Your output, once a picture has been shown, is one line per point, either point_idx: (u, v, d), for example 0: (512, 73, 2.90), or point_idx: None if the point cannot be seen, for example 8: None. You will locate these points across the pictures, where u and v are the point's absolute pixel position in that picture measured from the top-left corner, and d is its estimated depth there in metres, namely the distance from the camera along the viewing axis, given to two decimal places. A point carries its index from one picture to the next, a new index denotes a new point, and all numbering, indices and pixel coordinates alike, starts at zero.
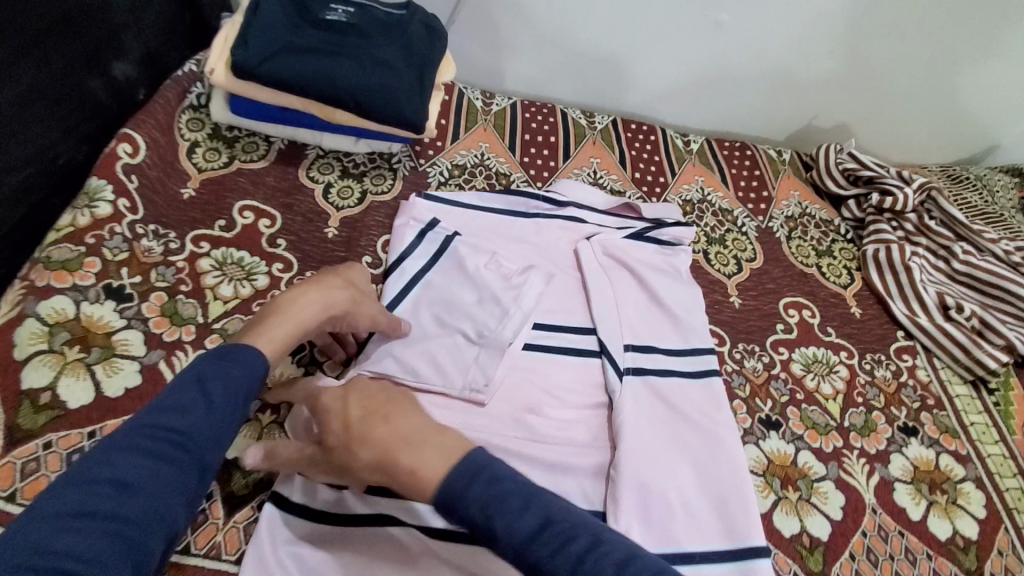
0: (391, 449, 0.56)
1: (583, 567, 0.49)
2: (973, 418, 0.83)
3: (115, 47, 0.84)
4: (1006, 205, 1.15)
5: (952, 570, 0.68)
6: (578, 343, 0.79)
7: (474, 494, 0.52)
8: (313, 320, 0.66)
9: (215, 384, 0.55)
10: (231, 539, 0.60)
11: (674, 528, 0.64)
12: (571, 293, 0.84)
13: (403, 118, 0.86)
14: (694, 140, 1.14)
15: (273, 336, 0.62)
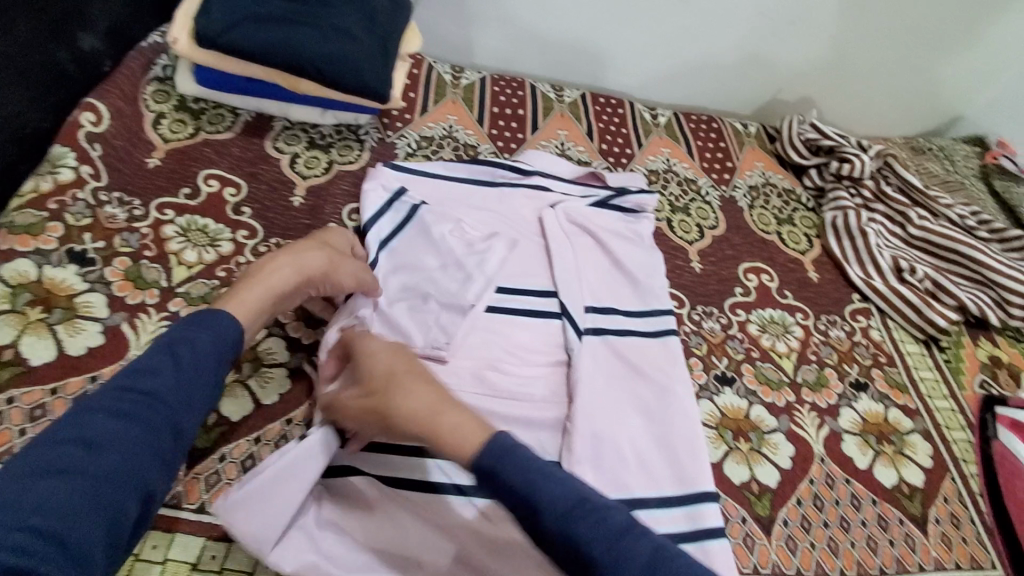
0: (433, 416, 0.56)
1: (621, 545, 0.49)
2: (923, 373, 0.86)
3: (80, 17, 0.84)
4: (967, 173, 1.18)
5: (896, 515, 0.71)
6: (541, 306, 0.79)
7: (514, 468, 0.52)
8: (290, 283, 0.66)
9: (187, 346, 0.55)
10: (192, 488, 0.60)
11: (626, 476, 0.66)
12: (535, 259, 0.84)
13: (365, 86, 0.88)
14: (662, 113, 1.16)
15: (247, 300, 0.62)
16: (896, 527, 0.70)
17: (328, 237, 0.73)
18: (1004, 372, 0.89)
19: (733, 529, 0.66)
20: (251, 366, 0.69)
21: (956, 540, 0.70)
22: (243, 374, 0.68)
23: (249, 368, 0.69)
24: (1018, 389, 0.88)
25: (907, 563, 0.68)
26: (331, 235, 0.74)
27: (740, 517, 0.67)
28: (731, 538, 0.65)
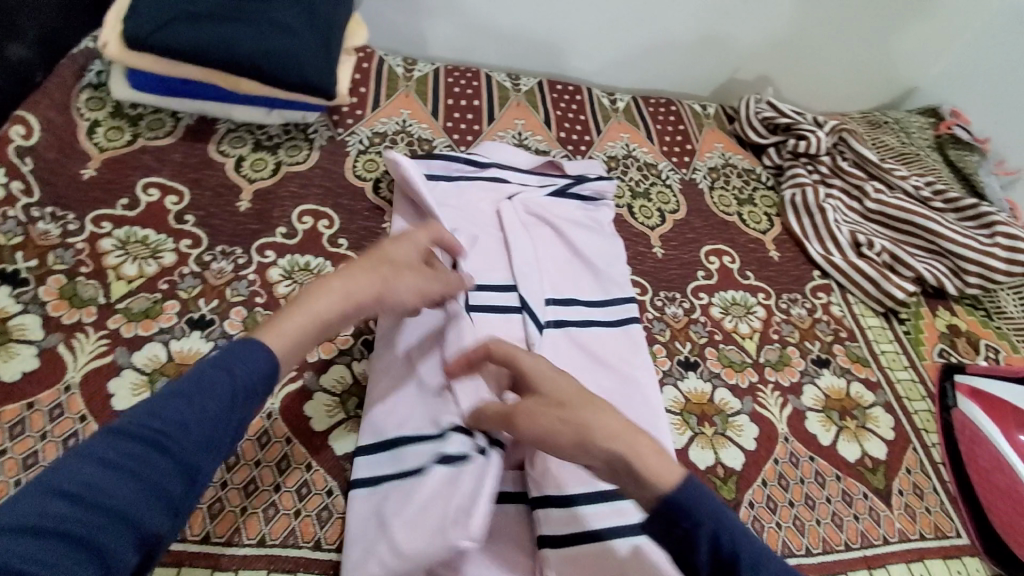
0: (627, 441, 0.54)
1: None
2: (883, 346, 0.86)
3: (10, 29, 0.78)
4: (922, 144, 1.19)
5: (860, 489, 0.71)
6: (503, 302, 0.76)
7: (711, 509, 0.52)
8: (337, 310, 0.59)
9: (211, 384, 0.49)
10: (223, 520, 0.55)
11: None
12: (495, 254, 0.80)
13: (309, 83, 0.85)
14: (620, 98, 1.14)
15: (283, 331, 0.56)
16: (861, 502, 0.70)
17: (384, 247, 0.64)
18: (962, 340, 0.90)
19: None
20: None
21: (920, 511, 0.71)
22: None
23: None
24: (977, 356, 0.89)
25: (871, 536, 0.67)
26: (388, 243, 0.65)
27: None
28: None
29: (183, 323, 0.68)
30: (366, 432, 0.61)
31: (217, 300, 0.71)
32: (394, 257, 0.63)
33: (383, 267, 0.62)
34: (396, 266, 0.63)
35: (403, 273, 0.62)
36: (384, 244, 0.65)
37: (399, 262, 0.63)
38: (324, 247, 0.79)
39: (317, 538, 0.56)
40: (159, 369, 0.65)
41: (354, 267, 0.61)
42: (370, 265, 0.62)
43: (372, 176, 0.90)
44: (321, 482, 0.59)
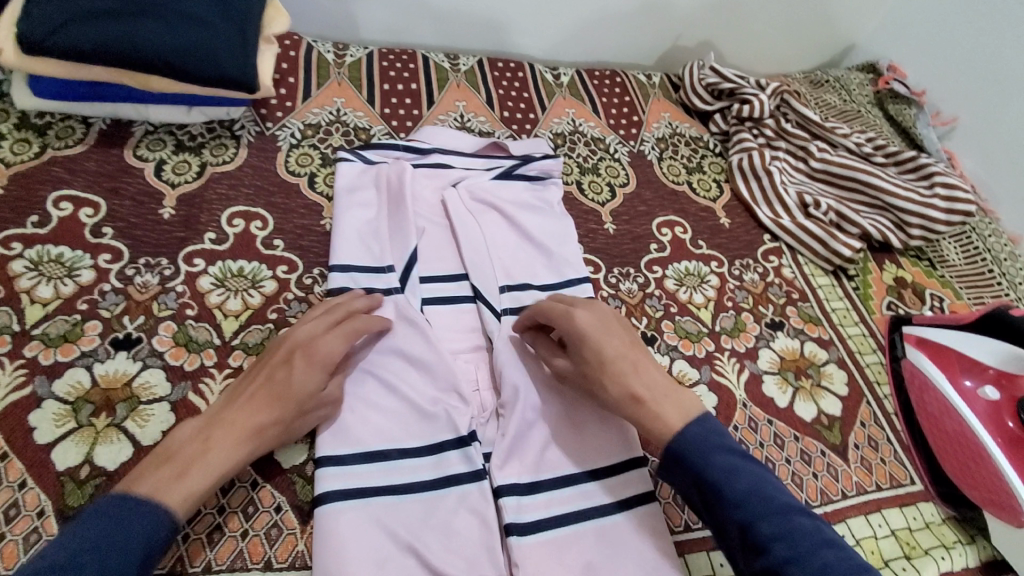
0: (643, 398, 0.59)
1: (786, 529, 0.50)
2: (834, 304, 0.88)
3: None
4: (863, 100, 1.20)
5: (818, 447, 0.72)
6: (454, 292, 0.73)
7: (699, 446, 0.56)
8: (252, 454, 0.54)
9: (101, 549, 0.43)
10: (194, 548, 0.52)
11: (551, 454, 0.62)
12: (443, 245, 0.77)
13: (228, 77, 0.79)
14: (563, 72, 1.12)
15: (190, 494, 0.49)
16: (819, 459, 0.71)
17: (299, 373, 0.56)
18: (909, 292, 0.92)
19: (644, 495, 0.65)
20: (128, 406, 0.60)
21: (876, 462, 0.72)
22: (117, 417, 0.59)
23: (124, 409, 0.60)
24: (923, 306, 0.91)
25: (831, 492, 0.68)
26: (302, 367, 0.57)
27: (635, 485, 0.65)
28: (661, 498, 0.65)
29: (107, 344, 0.63)
30: (340, 438, 0.58)
31: (144, 317, 0.66)
32: (311, 386, 0.56)
33: (300, 402, 0.56)
34: (313, 396, 0.57)
35: (321, 403, 0.57)
36: (298, 367, 0.57)
37: (318, 389, 0.57)
38: (257, 250, 0.75)
39: (268, 558, 0.53)
40: (83, 397, 0.60)
41: (268, 405, 0.55)
42: (282, 402, 0.55)
43: (306, 171, 0.85)
44: (268, 499, 0.56)
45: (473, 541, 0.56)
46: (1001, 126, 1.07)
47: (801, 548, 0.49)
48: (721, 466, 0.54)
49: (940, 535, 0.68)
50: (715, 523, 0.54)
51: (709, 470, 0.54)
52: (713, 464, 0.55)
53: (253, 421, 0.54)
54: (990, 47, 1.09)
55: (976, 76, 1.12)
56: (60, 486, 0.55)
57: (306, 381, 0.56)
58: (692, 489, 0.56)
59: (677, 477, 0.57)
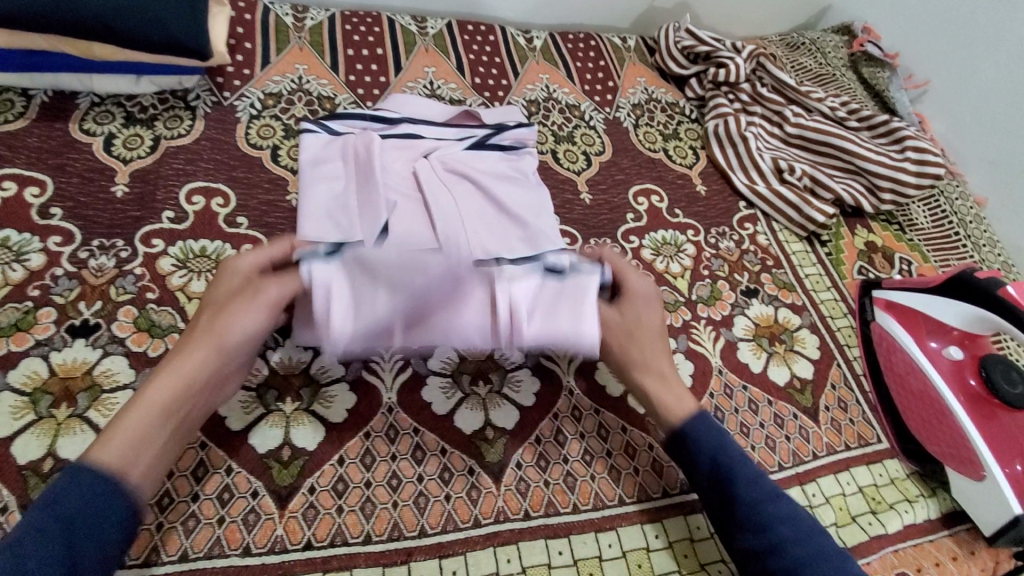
0: (667, 378, 0.63)
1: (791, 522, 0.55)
2: (807, 270, 0.89)
3: None
4: (837, 63, 1.20)
5: (791, 410, 0.73)
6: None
7: (713, 439, 0.60)
8: (185, 386, 0.51)
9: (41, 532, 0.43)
10: (170, 537, 0.51)
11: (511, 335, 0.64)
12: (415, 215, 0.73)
13: (178, 43, 0.74)
14: (536, 36, 1.08)
15: (122, 437, 0.48)
16: (791, 422, 0.72)
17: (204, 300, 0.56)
18: (879, 256, 0.93)
19: (618, 460, 0.64)
20: (91, 396, 0.57)
21: (845, 423, 0.74)
22: (79, 407, 0.57)
23: (87, 399, 0.57)
24: (892, 270, 0.93)
25: (802, 454, 0.70)
26: (217, 290, 0.56)
27: (606, 452, 0.64)
28: (638, 464, 0.64)
29: (63, 331, 0.60)
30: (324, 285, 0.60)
31: (101, 302, 0.63)
32: (217, 300, 0.56)
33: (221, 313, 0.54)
34: (220, 309, 0.55)
35: (245, 305, 0.55)
36: (212, 292, 0.56)
37: (226, 301, 0.56)
38: (220, 229, 0.71)
39: (247, 544, 0.52)
40: (41, 387, 0.57)
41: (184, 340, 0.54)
42: (195, 330, 0.54)
43: (268, 143, 0.81)
44: (245, 484, 0.55)
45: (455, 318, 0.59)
46: (972, 88, 1.08)
47: (807, 551, 0.54)
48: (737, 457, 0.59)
49: (905, 490, 0.71)
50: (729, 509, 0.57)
51: (729, 459, 0.59)
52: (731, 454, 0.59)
53: (180, 352, 0.53)
54: (960, 9, 1.08)
55: (945, 39, 1.11)
56: (22, 481, 0.52)
57: (212, 299, 0.56)
58: (702, 476, 0.59)
59: (688, 457, 0.60)
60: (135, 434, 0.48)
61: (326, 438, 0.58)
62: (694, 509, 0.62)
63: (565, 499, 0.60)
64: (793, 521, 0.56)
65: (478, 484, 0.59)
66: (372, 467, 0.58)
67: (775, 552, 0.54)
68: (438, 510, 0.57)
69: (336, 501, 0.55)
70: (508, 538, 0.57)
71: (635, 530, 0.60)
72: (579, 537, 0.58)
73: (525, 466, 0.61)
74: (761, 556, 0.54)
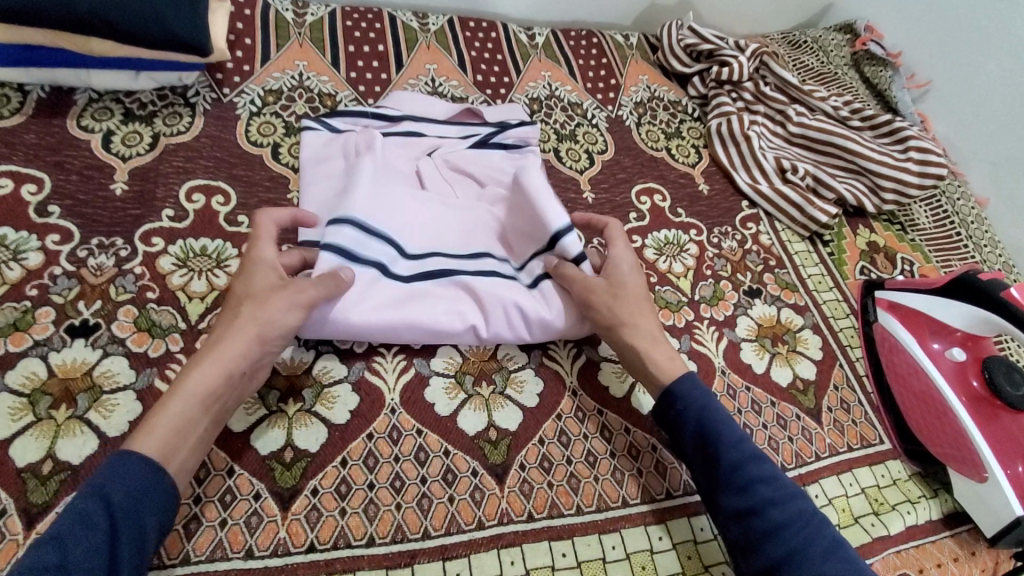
0: (655, 339, 0.64)
1: (775, 485, 0.56)
2: (810, 270, 0.89)
3: None
4: (839, 62, 1.20)
5: (794, 411, 0.73)
6: (444, 266, 0.68)
7: (697, 399, 0.60)
8: (224, 374, 0.52)
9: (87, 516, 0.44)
10: (172, 539, 0.50)
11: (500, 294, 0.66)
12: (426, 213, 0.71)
13: (177, 39, 0.73)
14: (538, 33, 1.07)
15: (163, 422, 0.49)
16: (794, 423, 0.72)
17: (238, 284, 0.56)
18: (881, 256, 0.93)
19: (621, 462, 0.63)
20: (91, 397, 0.57)
21: (848, 424, 0.74)
22: (79, 408, 0.56)
23: (87, 399, 0.57)
24: (894, 270, 0.92)
25: (805, 455, 0.70)
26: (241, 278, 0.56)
27: (609, 454, 0.64)
28: (642, 467, 0.63)
29: (62, 331, 0.60)
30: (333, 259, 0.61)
31: (101, 301, 0.62)
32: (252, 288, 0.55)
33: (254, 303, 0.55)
34: (256, 297, 0.55)
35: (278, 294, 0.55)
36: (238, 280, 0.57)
37: (261, 290, 0.55)
38: (220, 227, 0.71)
39: (249, 547, 0.51)
40: (40, 388, 0.56)
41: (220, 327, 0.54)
42: (230, 317, 0.54)
43: (268, 141, 0.80)
44: (247, 486, 0.54)
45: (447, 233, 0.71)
46: (974, 88, 1.08)
47: (791, 514, 0.54)
48: (723, 417, 0.60)
49: (907, 491, 0.71)
50: (709, 469, 0.58)
51: (714, 417, 0.59)
52: (718, 414, 0.60)
53: (213, 341, 0.53)
54: (963, 9, 1.08)
55: (947, 38, 1.11)
56: (21, 483, 0.52)
57: (246, 285, 0.56)
58: (688, 438, 0.59)
59: (674, 418, 0.60)
60: (179, 422, 0.49)
61: (329, 439, 0.58)
62: (697, 511, 0.62)
63: (569, 501, 0.60)
64: (778, 484, 0.56)
65: (482, 486, 0.59)
66: (375, 469, 0.57)
67: (758, 514, 0.54)
68: (441, 512, 0.56)
69: (338, 502, 0.55)
70: (511, 540, 0.56)
71: (639, 533, 0.60)
72: (582, 539, 0.58)
73: (528, 467, 0.61)
74: (744, 517, 0.55)
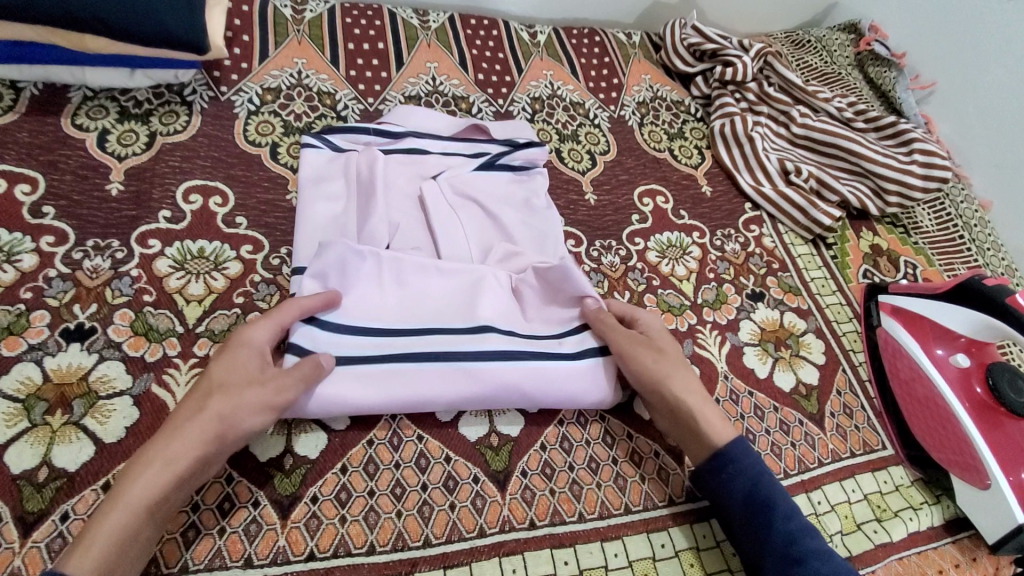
0: (700, 397, 0.62)
1: (827, 558, 0.54)
2: (812, 273, 0.88)
3: None
4: (843, 63, 1.19)
5: (796, 417, 0.72)
6: (445, 343, 0.60)
7: (749, 465, 0.59)
8: (175, 481, 0.48)
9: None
10: (170, 548, 0.50)
11: (509, 377, 0.59)
12: (416, 281, 0.63)
13: (173, 36, 0.72)
14: (540, 31, 1.06)
15: (102, 538, 0.44)
16: (796, 429, 0.71)
17: (214, 369, 0.52)
18: (884, 259, 0.93)
19: (623, 468, 0.63)
20: (86, 403, 0.56)
21: (851, 429, 0.73)
22: (74, 415, 0.55)
23: (82, 406, 0.56)
24: (897, 274, 0.92)
25: (808, 461, 0.69)
26: (220, 367, 0.52)
27: (611, 460, 0.63)
28: (644, 474, 0.63)
29: (57, 335, 0.59)
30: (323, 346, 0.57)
31: (96, 305, 0.61)
32: (226, 376, 0.52)
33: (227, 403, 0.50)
34: (228, 390, 0.51)
35: (253, 394, 0.51)
36: (216, 367, 0.52)
37: (235, 380, 0.52)
38: (218, 229, 0.70)
39: (248, 555, 0.51)
40: (35, 394, 0.55)
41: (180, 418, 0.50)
42: (196, 408, 0.50)
43: (267, 140, 0.79)
44: (246, 494, 0.54)
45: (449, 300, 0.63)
46: (979, 89, 1.07)
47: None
48: (775, 484, 0.59)
49: (909, 497, 0.70)
50: (758, 537, 0.56)
51: (766, 485, 0.58)
52: (769, 480, 0.59)
53: (173, 441, 0.48)
54: (969, 9, 1.07)
55: (952, 40, 1.10)
56: (17, 491, 0.51)
57: (220, 370, 0.52)
58: (738, 505, 0.58)
59: (724, 485, 0.59)
60: (120, 537, 0.45)
61: (328, 446, 0.57)
62: (700, 516, 0.62)
63: (571, 508, 0.59)
64: (833, 559, 0.54)
65: (483, 492, 0.58)
66: (375, 476, 0.57)
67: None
68: (443, 519, 0.56)
69: (338, 510, 0.54)
70: (513, 547, 0.56)
71: (641, 539, 0.59)
72: (585, 547, 0.57)
73: (530, 473, 0.60)
74: None
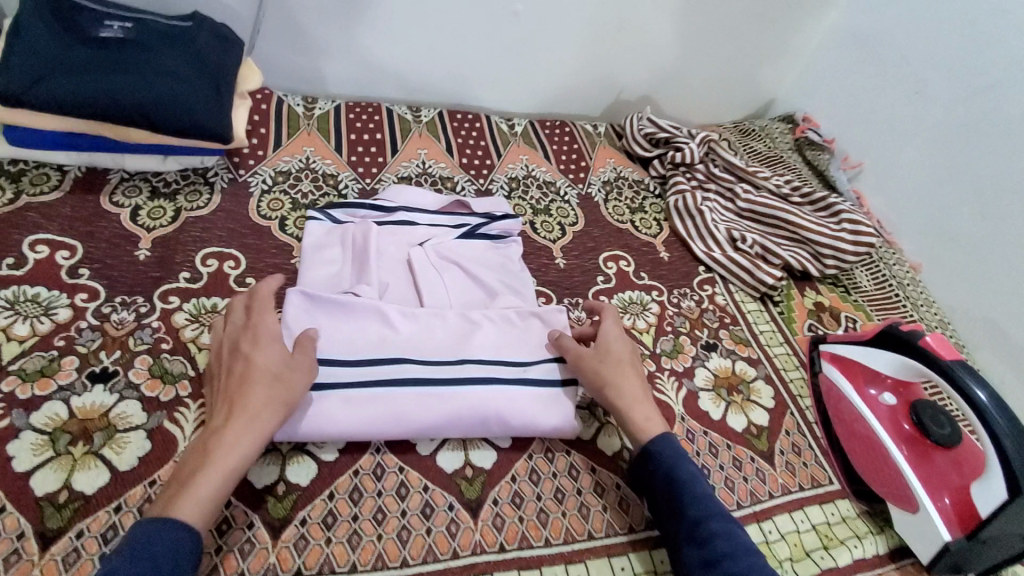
0: (632, 400, 0.70)
1: (725, 526, 0.61)
2: (762, 327, 0.98)
3: None
4: (783, 147, 1.37)
5: (748, 454, 0.79)
6: (424, 372, 0.69)
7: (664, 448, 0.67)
8: (259, 447, 0.57)
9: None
10: None
11: (482, 403, 0.68)
12: (402, 322, 0.73)
13: (204, 129, 0.86)
14: (518, 123, 1.23)
15: (207, 493, 0.53)
16: (749, 464, 0.78)
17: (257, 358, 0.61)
18: (827, 314, 1.03)
19: (586, 498, 0.69)
20: (103, 436, 0.63)
21: (799, 465, 0.80)
22: (94, 445, 0.62)
23: (101, 438, 0.62)
24: (839, 326, 1.02)
25: (759, 493, 0.75)
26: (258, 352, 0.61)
27: (576, 491, 0.69)
28: (604, 505, 0.69)
29: (83, 377, 0.66)
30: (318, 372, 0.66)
31: (120, 351, 0.70)
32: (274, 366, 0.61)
33: (279, 381, 0.60)
34: (281, 375, 0.61)
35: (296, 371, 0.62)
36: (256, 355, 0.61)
37: (283, 368, 0.61)
38: (230, 287, 0.80)
39: (241, 570, 0.56)
40: (60, 427, 0.62)
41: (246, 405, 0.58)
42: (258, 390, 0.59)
43: (277, 214, 0.91)
44: (242, 516, 0.59)
45: (434, 336, 0.73)
46: (897, 172, 1.24)
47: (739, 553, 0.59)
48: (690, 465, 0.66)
49: (855, 528, 0.75)
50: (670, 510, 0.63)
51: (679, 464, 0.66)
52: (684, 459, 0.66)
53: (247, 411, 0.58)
54: (886, 103, 1.26)
55: (876, 125, 1.28)
56: (39, 510, 0.56)
57: (265, 362, 0.61)
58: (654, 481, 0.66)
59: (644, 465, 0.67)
60: (216, 491, 0.54)
61: (318, 475, 0.64)
62: (658, 544, 0.67)
63: (539, 534, 0.65)
64: (732, 528, 0.61)
65: (458, 519, 0.64)
66: (359, 502, 0.63)
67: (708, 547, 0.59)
68: (419, 542, 0.61)
69: (325, 532, 0.60)
70: (484, 568, 0.61)
71: (603, 563, 0.64)
72: (549, 569, 0.62)
73: (502, 502, 0.66)
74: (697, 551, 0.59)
